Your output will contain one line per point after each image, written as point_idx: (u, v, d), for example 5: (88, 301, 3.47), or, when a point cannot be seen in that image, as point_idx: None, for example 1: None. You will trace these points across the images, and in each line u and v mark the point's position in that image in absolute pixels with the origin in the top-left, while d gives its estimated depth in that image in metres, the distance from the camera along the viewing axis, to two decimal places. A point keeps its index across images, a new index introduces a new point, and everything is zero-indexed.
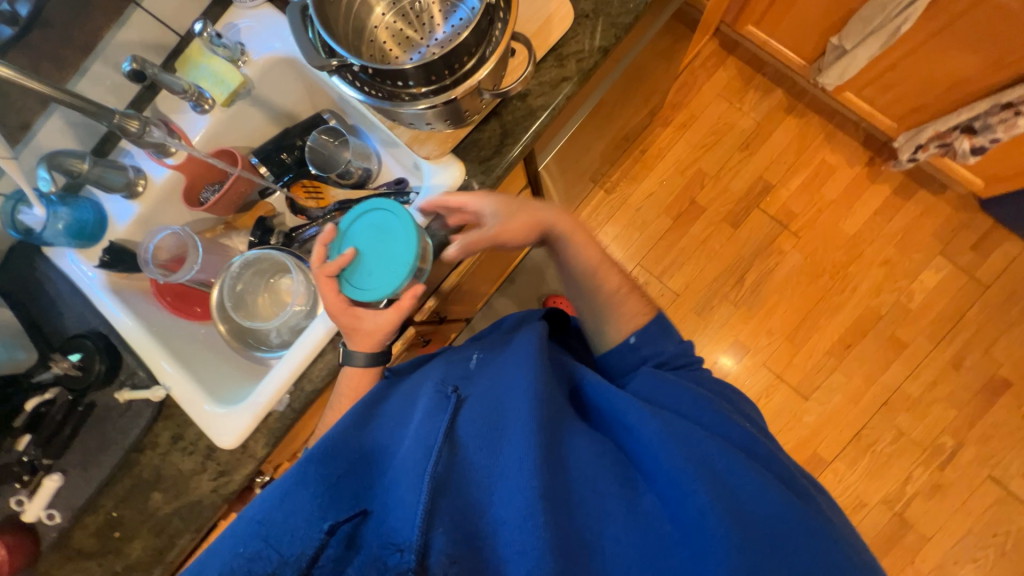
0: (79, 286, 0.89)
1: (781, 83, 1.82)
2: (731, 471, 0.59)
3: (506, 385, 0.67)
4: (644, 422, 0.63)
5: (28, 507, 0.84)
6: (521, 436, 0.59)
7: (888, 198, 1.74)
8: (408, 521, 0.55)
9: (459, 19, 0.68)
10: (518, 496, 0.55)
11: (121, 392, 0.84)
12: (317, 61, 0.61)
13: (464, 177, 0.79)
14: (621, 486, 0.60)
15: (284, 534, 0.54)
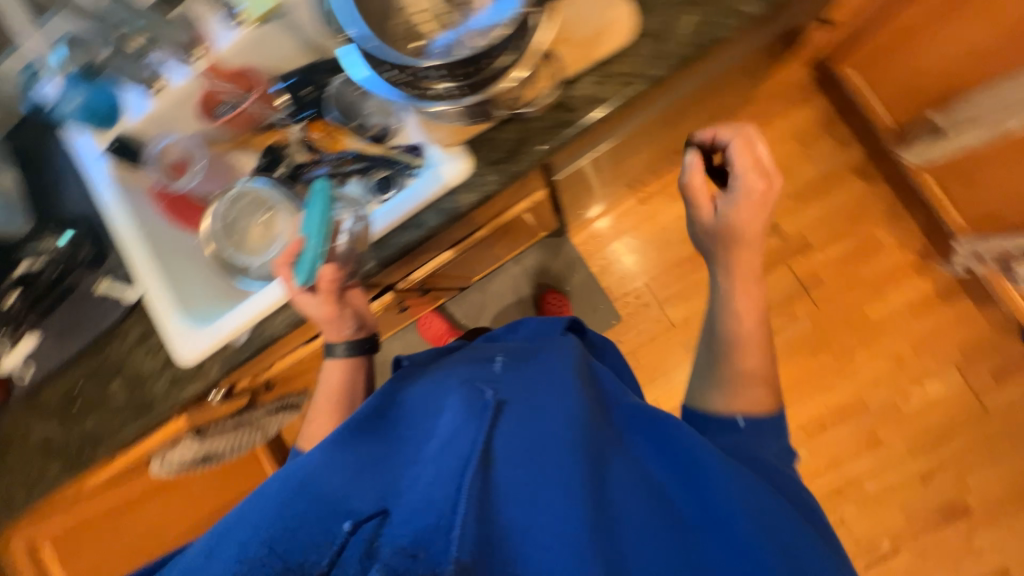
0: (84, 168, 0.91)
1: (861, 140, 1.65)
2: (770, 504, 0.58)
3: (548, 398, 0.66)
4: (682, 446, 0.62)
5: (10, 355, 0.92)
6: (570, 465, 0.58)
7: (925, 296, 1.63)
8: (436, 514, 0.57)
9: None
10: (560, 522, 0.55)
11: (101, 282, 0.88)
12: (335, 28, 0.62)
13: (472, 172, 0.77)
14: (663, 510, 0.59)
15: (312, 531, 0.57)
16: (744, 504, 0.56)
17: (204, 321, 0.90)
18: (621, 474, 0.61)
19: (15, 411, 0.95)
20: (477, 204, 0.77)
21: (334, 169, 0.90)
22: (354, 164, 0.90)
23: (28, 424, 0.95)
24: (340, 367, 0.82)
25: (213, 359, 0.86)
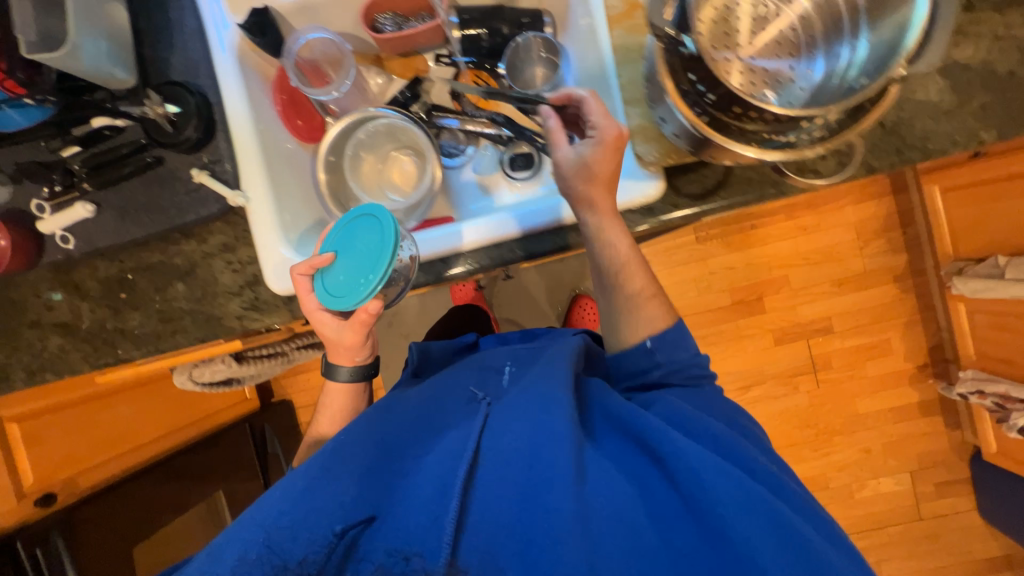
0: (206, 29, 0.75)
1: (912, 250, 1.73)
2: (746, 484, 0.54)
3: (536, 395, 0.64)
4: (660, 433, 0.58)
5: (47, 218, 0.76)
6: (552, 457, 0.56)
7: (909, 404, 1.78)
8: (434, 522, 0.55)
9: (795, 80, 0.57)
10: (544, 524, 0.52)
11: (197, 172, 0.74)
12: None
13: (655, 199, 0.71)
14: (643, 501, 0.56)
15: (300, 530, 0.54)
16: (724, 490, 0.53)
17: (304, 250, 0.80)
18: (603, 468, 0.58)
19: (35, 281, 0.81)
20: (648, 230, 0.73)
21: (465, 125, 0.86)
22: (495, 128, 0.86)
23: (52, 299, 0.81)
24: (343, 390, 0.77)
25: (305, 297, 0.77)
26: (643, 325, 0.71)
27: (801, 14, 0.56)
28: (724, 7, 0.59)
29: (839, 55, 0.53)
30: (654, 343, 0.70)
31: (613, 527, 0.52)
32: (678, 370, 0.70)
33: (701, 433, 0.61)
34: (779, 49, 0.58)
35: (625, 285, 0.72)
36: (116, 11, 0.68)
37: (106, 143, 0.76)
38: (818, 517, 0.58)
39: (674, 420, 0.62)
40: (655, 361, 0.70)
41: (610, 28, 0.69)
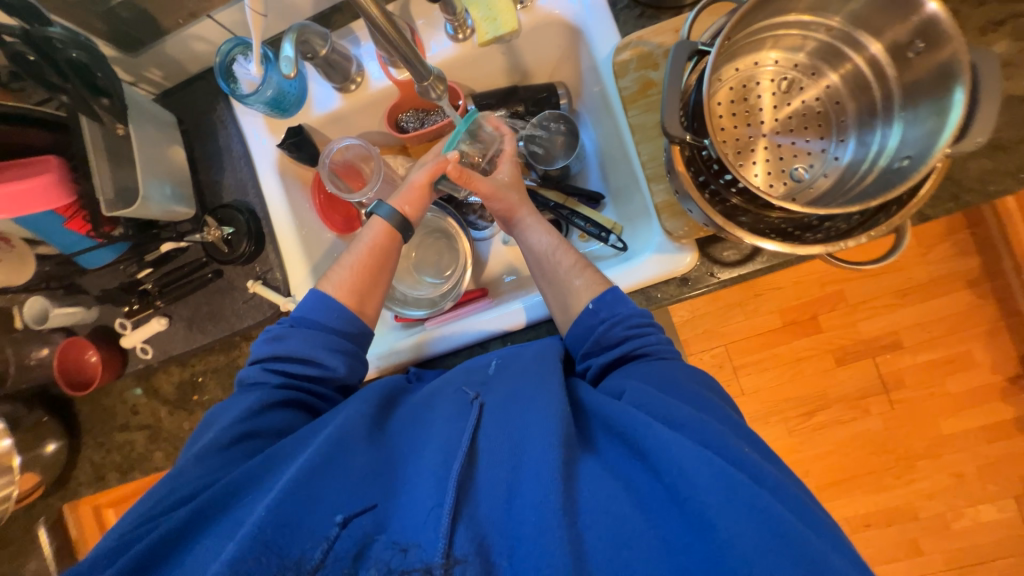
0: (252, 154, 0.83)
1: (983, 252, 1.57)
2: (724, 467, 0.43)
3: (525, 399, 0.55)
4: (647, 429, 0.47)
5: (129, 333, 0.84)
6: (538, 465, 0.47)
7: (1002, 422, 1.60)
8: (430, 528, 0.46)
9: (834, 157, 0.56)
10: (528, 515, 0.44)
11: (253, 283, 0.81)
12: (688, 44, 0.48)
13: (688, 269, 0.69)
14: (636, 500, 0.46)
15: (279, 527, 0.46)
16: (710, 490, 0.42)
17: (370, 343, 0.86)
18: (594, 475, 0.48)
19: (121, 387, 0.90)
20: (682, 299, 0.71)
21: None
22: None
23: (138, 403, 0.90)
24: (381, 227, 0.73)
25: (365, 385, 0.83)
26: (586, 290, 0.67)
27: (829, 91, 0.56)
28: (748, 84, 0.57)
29: (869, 145, 0.53)
30: (595, 304, 0.64)
31: (602, 522, 0.44)
32: (620, 321, 0.62)
33: (689, 424, 0.48)
34: (807, 126, 0.57)
35: (557, 262, 0.71)
36: (177, 153, 0.78)
37: (173, 263, 0.84)
38: (782, 486, 0.44)
39: (658, 414, 0.50)
40: (601, 318, 0.64)
41: (625, 108, 0.70)
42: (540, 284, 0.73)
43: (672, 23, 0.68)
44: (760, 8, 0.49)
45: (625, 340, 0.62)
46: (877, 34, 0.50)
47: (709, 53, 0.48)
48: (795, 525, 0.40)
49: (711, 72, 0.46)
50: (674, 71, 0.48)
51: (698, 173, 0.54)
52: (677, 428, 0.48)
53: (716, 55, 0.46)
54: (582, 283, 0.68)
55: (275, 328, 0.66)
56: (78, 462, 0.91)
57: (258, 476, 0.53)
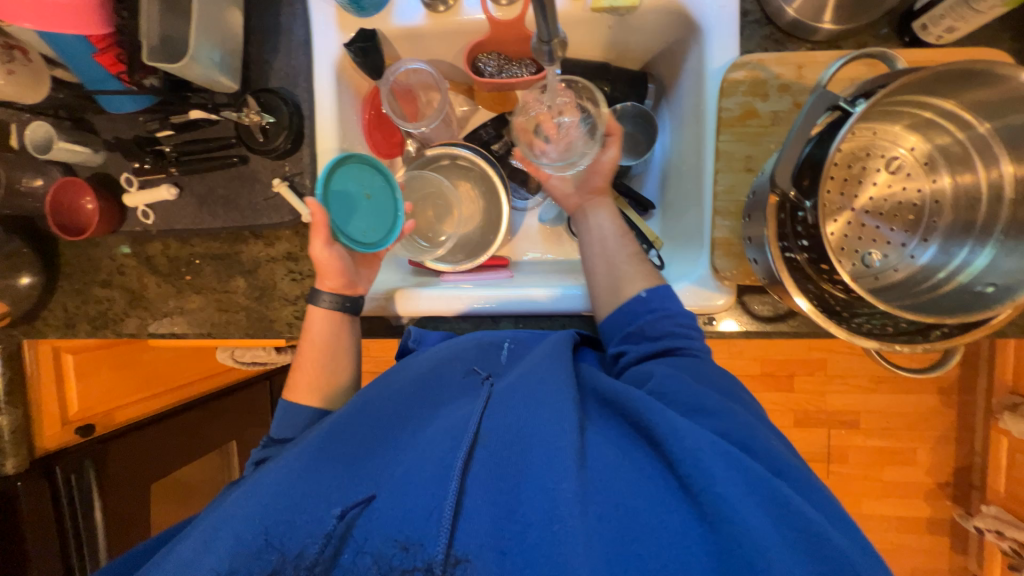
0: (313, 42, 0.75)
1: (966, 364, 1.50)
2: (740, 458, 0.42)
3: (533, 383, 0.52)
4: (659, 410, 0.46)
5: (132, 193, 0.79)
6: (543, 449, 0.44)
7: (917, 518, 1.60)
8: (430, 517, 0.43)
9: (912, 254, 0.55)
10: (537, 501, 0.41)
11: (278, 182, 0.75)
12: (830, 95, 0.45)
13: (719, 310, 0.68)
14: (645, 483, 0.43)
15: (278, 522, 0.45)
16: (730, 482, 0.40)
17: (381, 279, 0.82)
18: (602, 457, 0.45)
19: (111, 244, 0.85)
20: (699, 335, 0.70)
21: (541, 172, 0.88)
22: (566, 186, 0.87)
23: (125, 265, 0.85)
24: (320, 316, 0.73)
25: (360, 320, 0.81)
26: (638, 279, 0.67)
27: (935, 189, 0.55)
28: (859, 151, 0.56)
29: (952, 256, 0.52)
30: (648, 293, 0.64)
31: (610, 510, 0.41)
32: (671, 317, 0.61)
33: (716, 413, 0.49)
34: (899, 214, 0.56)
35: (619, 248, 0.70)
36: (235, 17, 0.72)
37: (198, 133, 0.78)
38: (803, 481, 0.45)
39: (684, 403, 0.51)
40: (651, 309, 0.63)
41: (717, 130, 0.66)
42: (588, 256, 0.72)
43: (797, 57, 0.64)
44: (916, 84, 0.47)
45: (660, 338, 0.60)
46: (1017, 156, 0.48)
47: (848, 111, 0.45)
48: (810, 514, 0.39)
49: (848, 130, 0.43)
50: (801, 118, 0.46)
51: (781, 225, 0.52)
52: (705, 415, 0.49)
53: (858, 117, 0.43)
54: (631, 269, 0.68)
55: (257, 450, 0.67)
56: (51, 304, 0.87)
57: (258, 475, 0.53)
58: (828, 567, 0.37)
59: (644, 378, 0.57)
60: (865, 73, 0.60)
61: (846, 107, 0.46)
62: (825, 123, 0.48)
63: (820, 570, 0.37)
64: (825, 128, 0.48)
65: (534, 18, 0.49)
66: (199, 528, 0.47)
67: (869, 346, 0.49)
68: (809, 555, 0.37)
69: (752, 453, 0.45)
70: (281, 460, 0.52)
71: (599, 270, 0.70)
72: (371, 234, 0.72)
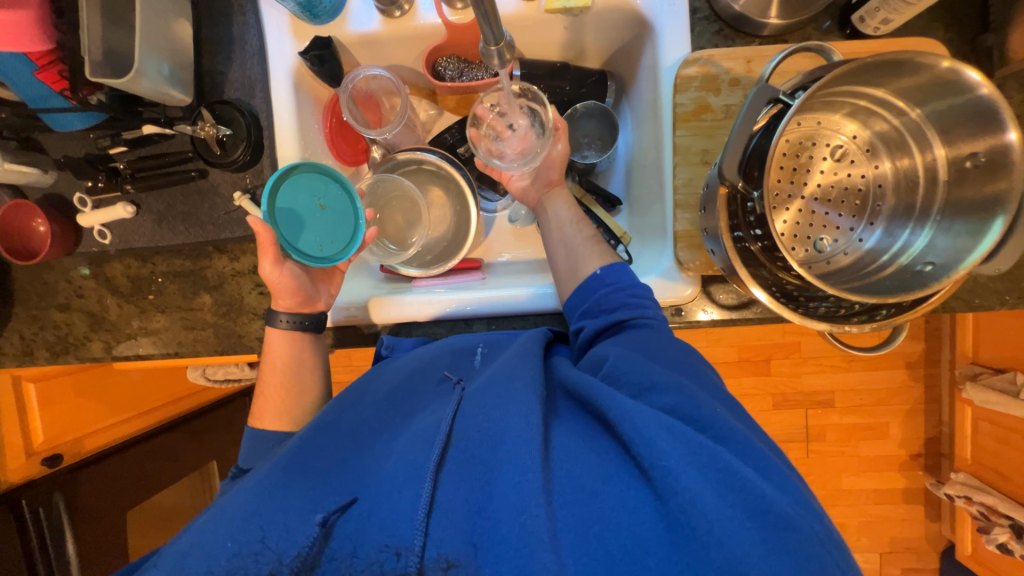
0: (268, 52, 0.74)
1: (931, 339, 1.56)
2: (685, 432, 0.42)
3: (500, 383, 0.52)
4: (613, 395, 0.47)
5: (87, 212, 0.76)
6: (510, 444, 0.45)
7: (893, 490, 1.66)
8: (402, 523, 0.42)
9: (859, 238, 0.57)
10: (507, 495, 0.42)
11: (239, 195, 0.74)
12: (770, 90, 0.46)
13: (687, 300, 0.70)
14: (604, 470, 0.43)
15: (253, 535, 0.43)
16: (684, 460, 0.40)
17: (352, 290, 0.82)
18: (568, 448, 0.45)
19: (68, 266, 0.82)
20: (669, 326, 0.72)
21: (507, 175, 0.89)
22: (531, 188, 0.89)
23: (83, 287, 0.83)
24: (278, 338, 0.73)
25: (331, 330, 0.80)
26: (594, 258, 0.69)
27: (877, 174, 0.57)
28: (804, 140, 0.58)
29: (895, 238, 0.55)
30: (603, 271, 0.66)
31: (578, 500, 0.41)
32: (625, 289, 0.63)
33: (667, 388, 0.48)
34: (845, 200, 0.58)
35: (576, 230, 0.73)
36: (184, 28, 0.70)
37: (153, 148, 0.76)
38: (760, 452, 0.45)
39: (635, 383, 0.50)
40: (606, 284, 0.65)
41: (674, 125, 0.68)
42: (549, 247, 0.74)
43: (746, 52, 0.65)
44: (850, 74, 0.49)
45: (614, 312, 0.62)
46: (948, 142, 0.51)
47: (788, 104, 0.47)
48: (754, 479, 0.39)
49: (788, 123, 0.45)
50: (742, 114, 0.47)
51: (733, 216, 0.54)
52: (655, 392, 0.48)
53: (797, 109, 0.45)
54: (587, 250, 0.70)
55: (227, 483, 0.65)
56: (6, 331, 0.84)
57: (224, 498, 0.51)
58: (776, 531, 0.37)
59: (599, 363, 0.56)
60: (809, 65, 0.62)
61: (786, 100, 0.47)
62: (769, 116, 0.50)
63: (763, 532, 0.37)
64: (769, 121, 0.50)
65: (478, 24, 0.49)
66: (170, 553, 0.46)
67: (824, 329, 0.51)
68: (752, 517, 0.38)
69: (701, 426, 0.44)
70: (249, 479, 0.52)
71: (558, 252, 0.72)
72: (327, 248, 0.70)
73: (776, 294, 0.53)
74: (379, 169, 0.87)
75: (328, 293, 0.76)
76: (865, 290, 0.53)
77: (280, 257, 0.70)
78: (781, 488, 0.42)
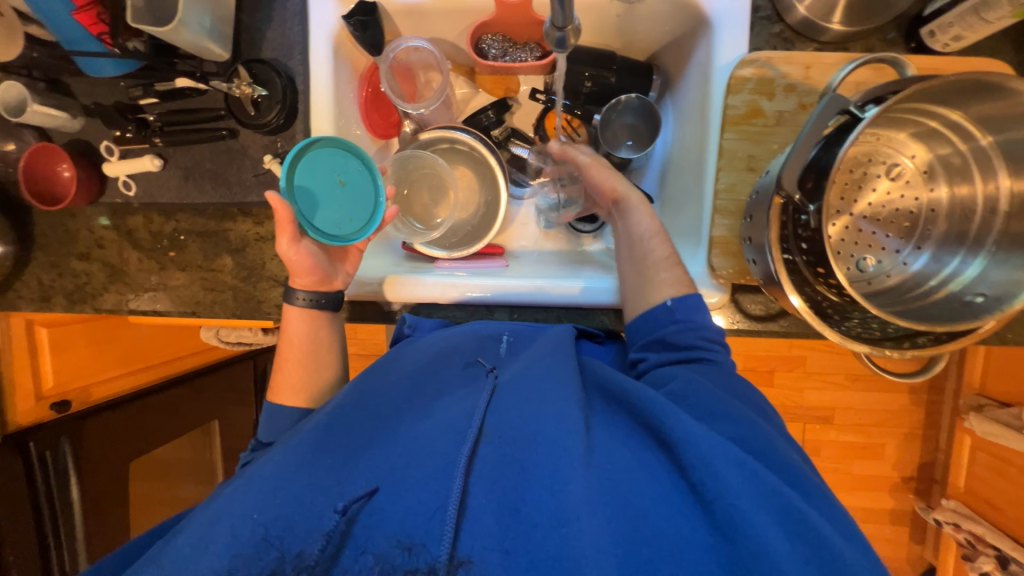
0: (309, 12, 0.72)
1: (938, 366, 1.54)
2: (753, 468, 0.43)
3: (538, 382, 0.52)
4: (672, 411, 0.47)
5: (113, 162, 0.74)
6: (556, 452, 0.45)
7: (881, 510, 1.67)
8: (432, 517, 0.43)
9: (903, 262, 0.57)
10: (548, 504, 0.42)
11: (270, 158, 0.73)
12: (842, 100, 0.45)
13: (715, 307, 0.69)
14: (655, 487, 0.43)
15: (275, 516, 0.44)
16: (745, 495, 0.41)
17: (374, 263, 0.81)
18: (614, 459, 0.45)
19: (89, 214, 0.82)
20: None
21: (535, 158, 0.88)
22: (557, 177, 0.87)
23: (103, 236, 0.82)
24: (297, 315, 0.72)
25: (351, 303, 0.79)
26: (665, 285, 0.64)
27: (931, 198, 0.56)
28: (861, 156, 0.57)
29: (943, 264, 0.54)
30: (674, 303, 0.62)
31: (625, 516, 0.41)
32: (693, 327, 0.60)
33: (737, 419, 0.50)
34: (894, 221, 0.57)
35: (649, 249, 0.67)
36: None
37: (185, 102, 0.74)
38: (812, 490, 0.46)
39: (702, 407, 0.51)
40: (675, 319, 0.61)
41: (722, 127, 0.66)
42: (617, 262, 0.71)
43: (805, 57, 0.63)
44: (924, 93, 0.48)
45: (684, 350, 0.59)
46: (1014, 171, 0.50)
47: (858, 117, 0.46)
48: (821, 529, 0.40)
49: (858, 136, 0.43)
50: (810, 121, 0.46)
51: (782, 227, 0.52)
52: (722, 420, 0.49)
53: (868, 123, 0.44)
54: (660, 275, 0.65)
55: (247, 454, 0.68)
56: (23, 275, 0.83)
57: (249, 468, 0.52)
58: None
59: (664, 380, 0.57)
60: (871, 77, 0.60)
61: (856, 113, 0.46)
62: (833, 126, 0.49)
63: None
64: (833, 131, 0.48)
65: (550, 5, 0.47)
66: (194, 524, 0.46)
67: (861, 350, 0.50)
68: (817, 569, 0.38)
69: (769, 462, 0.47)
70: (275, 453, 0.52)
71: (626, 275, 0.68)
72: (345, 226, 0.69)
73: (811, 307, 0.52)
74: (412, 144, 0.85)
75: (347, 273, 0.74)
76: (912, 315, 0.53)
77: (297, 236, 0.69)
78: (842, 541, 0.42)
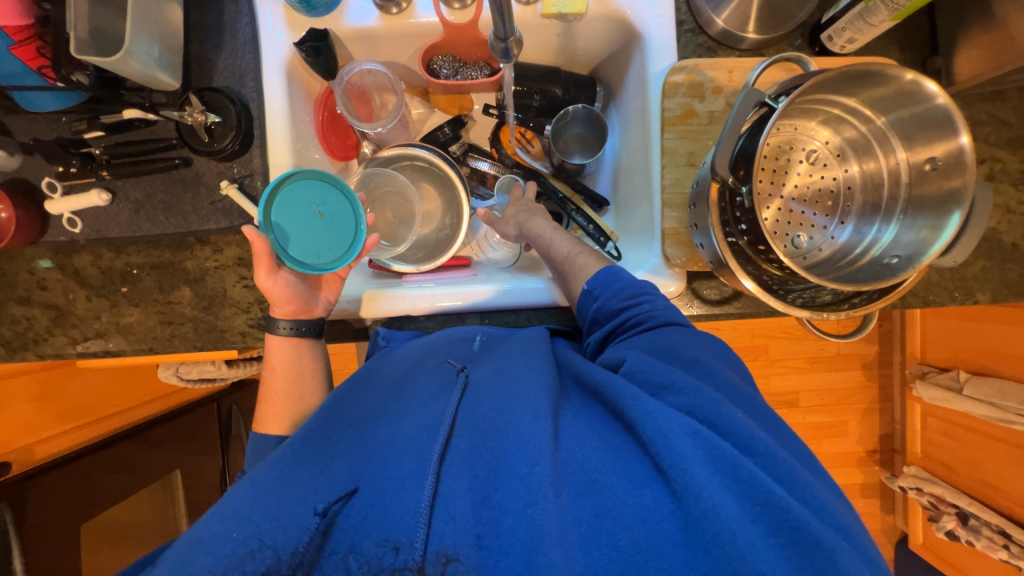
0: (260, 43, 0.74)
1: (883, 341, 1.66)
2: (708, 436, 0.42)
3: (507, 376, 0.53)
4: (631, 393, 0.47)
5: (57, 198, 0.72)
6: (519, 433, 0.45)
7: (853, 485, 1.75)
8: (407, 516, 0.42)
9: (832, 237, 0.63)
10: (516, 489, 0.41)
11: (227, 185, 0.71)
12: (757, 92, 0.51)
13: (674, 294, 0.72)
14: (621, 465, 0.43)
15: (249, 531, 0.43)
16: (698, 458, 0.41)
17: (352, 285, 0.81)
18: (582, 437, 0.46)
19: (30, 256, 0.77)
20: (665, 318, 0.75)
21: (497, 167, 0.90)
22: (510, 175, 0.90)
23: (46, 278, 0.77)
24: (280, 345, 0.72)
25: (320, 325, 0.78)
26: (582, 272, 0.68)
27: (846, 176, 0.63)
28: (782, 145, 0.64)
29: (865, 233, 0.61)
30: (590, 284, 0.65)
31: (589, 493, 0.41)
32: (614, 295, 0.63)
33: (684, 388, 0.48)
34: (819, 200, 0.63)
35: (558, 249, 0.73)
36: (171, 13, 0.68)
37: (134, 134, 0.73)
38: (771, 452, 0.43)
39: (651, 382, 0.50)
40: (596, 299, 0.64)
41: (662, 128, 0.72)
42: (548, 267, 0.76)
43: (728, 62, 0.70)
44: (831, 82, 0.55)
45: (623, 309, 0.62)
46: (908, 145, 0.57)
47: (774, 106, 0.52)
48: (778, 491, 0.39)
49: (773, 125, 0.49)
50: (731, 113, 0.52)
51: (723, 212, 0.57)
52: (673, 392, 0.48)
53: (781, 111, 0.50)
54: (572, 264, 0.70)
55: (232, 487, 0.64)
56: None
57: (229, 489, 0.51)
58: (800, 548, 0.37)
59: (617, 364, 0.56)
60: (785, 77, 0.68)
61: (773, 104, 0.52)
62: (755, 119, 0.55)
63: (788, 547, 0.37)
64: (754, 123, 0.54)
65: (492, 17, 0.50)
66: (178, 546, 0.45)
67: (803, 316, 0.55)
68: (777, 534, 0.38)
69: (721, 428, 0.44)
70: (253, 471, 0.52)
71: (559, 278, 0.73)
72: (323, 255, 0.69)
73: (761, 285, 0.57)
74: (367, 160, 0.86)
75: (327, 300, 0.74)
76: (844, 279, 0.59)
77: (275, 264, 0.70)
78: (810, 505, 0.41)
